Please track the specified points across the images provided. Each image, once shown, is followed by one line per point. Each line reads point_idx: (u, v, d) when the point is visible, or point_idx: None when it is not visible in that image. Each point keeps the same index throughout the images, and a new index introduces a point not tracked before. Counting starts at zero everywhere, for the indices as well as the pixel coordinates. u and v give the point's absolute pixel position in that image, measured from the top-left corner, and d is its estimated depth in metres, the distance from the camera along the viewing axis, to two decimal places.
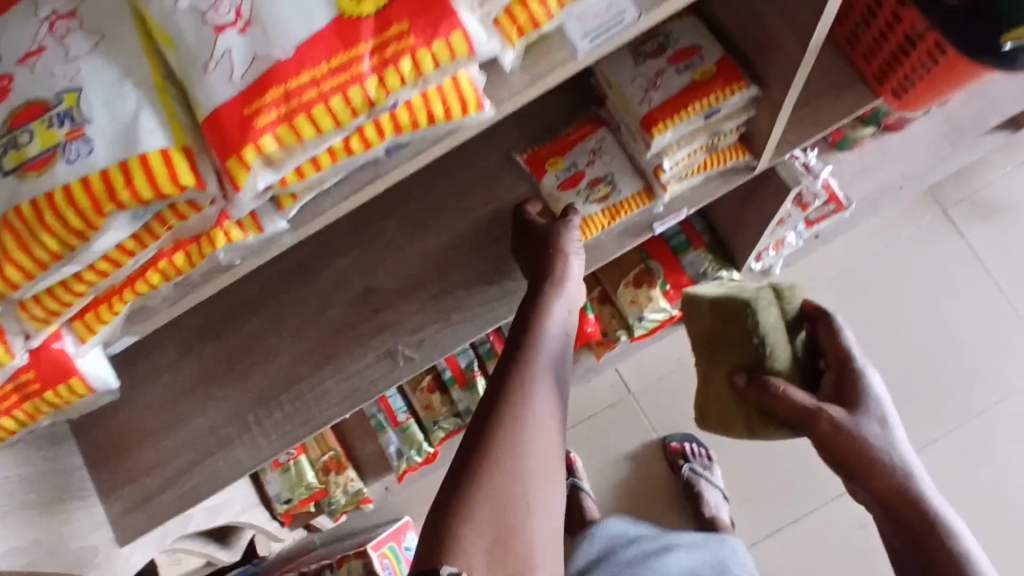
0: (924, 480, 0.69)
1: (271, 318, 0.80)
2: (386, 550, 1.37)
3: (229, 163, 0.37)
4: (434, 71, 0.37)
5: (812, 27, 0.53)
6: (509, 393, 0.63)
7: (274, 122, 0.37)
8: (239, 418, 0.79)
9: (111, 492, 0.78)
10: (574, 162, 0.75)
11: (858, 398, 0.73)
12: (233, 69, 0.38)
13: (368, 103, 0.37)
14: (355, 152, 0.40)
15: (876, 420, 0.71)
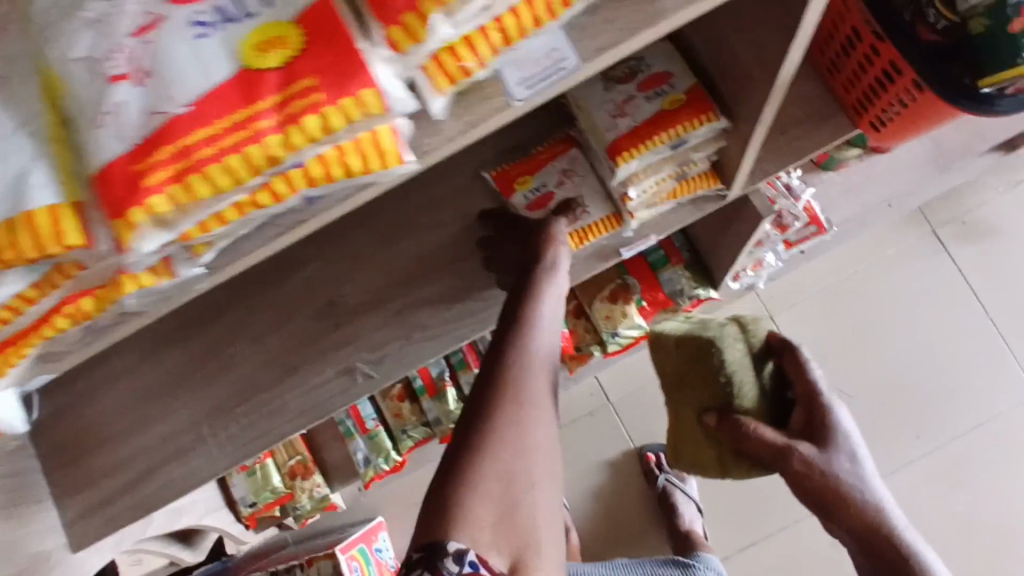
0: (895, 512, 0.70)
1: (231, 327, 0.77)
2: (355, 552, 1.34)
3: (112, 225, 0.32)
4: (345, 128, 0.32)
5: (781, 63, 0.51)
6: (508, 368, 0.59)
7: (163, 182, 0.32)
8: (194, 428, 0.76)
9: (64, 497, 0.76)
10: (542, 184, 0.73)
11: (828, 433, 0.71)
12: (122, 121, 0.33)
13: (269, 162, 0.32)
14: (264, 207, 0.35)
15: (847, 455, 0.70)
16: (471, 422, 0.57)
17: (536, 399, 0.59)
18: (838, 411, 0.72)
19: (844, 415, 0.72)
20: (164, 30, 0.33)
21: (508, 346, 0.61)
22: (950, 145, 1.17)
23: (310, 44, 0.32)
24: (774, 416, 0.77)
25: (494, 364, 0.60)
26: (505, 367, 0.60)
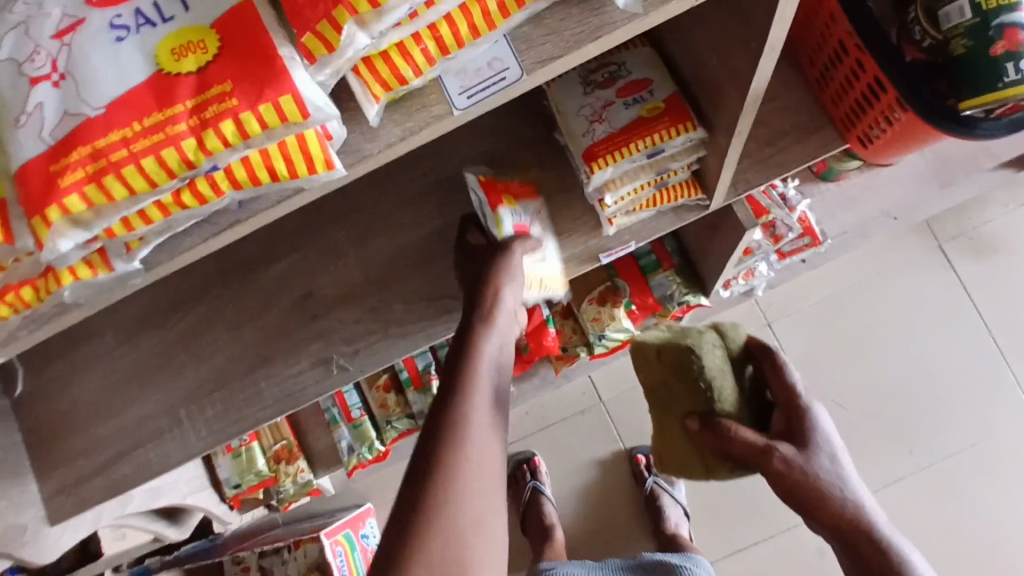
0: (876, 514, 0.69)
1: (210, 314, 0.78)
2: (340, 538, 1.35)
3: (32, 221, 0.34)
4: (261, 134, 0.34)
5: (748, 77, 0.50)
6: (450, 421, 0.57)
7: (81, 181, 0.34)
8: (171, 412, 0.77)
9: (43, 473, 0.77)
10: (524, 211, 0.70)
11: (808, 435, 0.71)
12: (44, 124, 0.35)
13: (185, 165, 0.34)
14: (189, 207, 0.36)
15: (826, 458, 0.70)
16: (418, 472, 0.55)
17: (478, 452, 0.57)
18: (817, 415, 0.72)
19: (822, 419, 0.73)
20: (82, 31, 0.36)
21: (452, 400, 0.59)
22: (954, 160, 1.15)
23: (225, 53, 0.34)
24: (755, 418, 0.76)
25: (439, 416, 0.58)
26: (450, 419, 0.58)
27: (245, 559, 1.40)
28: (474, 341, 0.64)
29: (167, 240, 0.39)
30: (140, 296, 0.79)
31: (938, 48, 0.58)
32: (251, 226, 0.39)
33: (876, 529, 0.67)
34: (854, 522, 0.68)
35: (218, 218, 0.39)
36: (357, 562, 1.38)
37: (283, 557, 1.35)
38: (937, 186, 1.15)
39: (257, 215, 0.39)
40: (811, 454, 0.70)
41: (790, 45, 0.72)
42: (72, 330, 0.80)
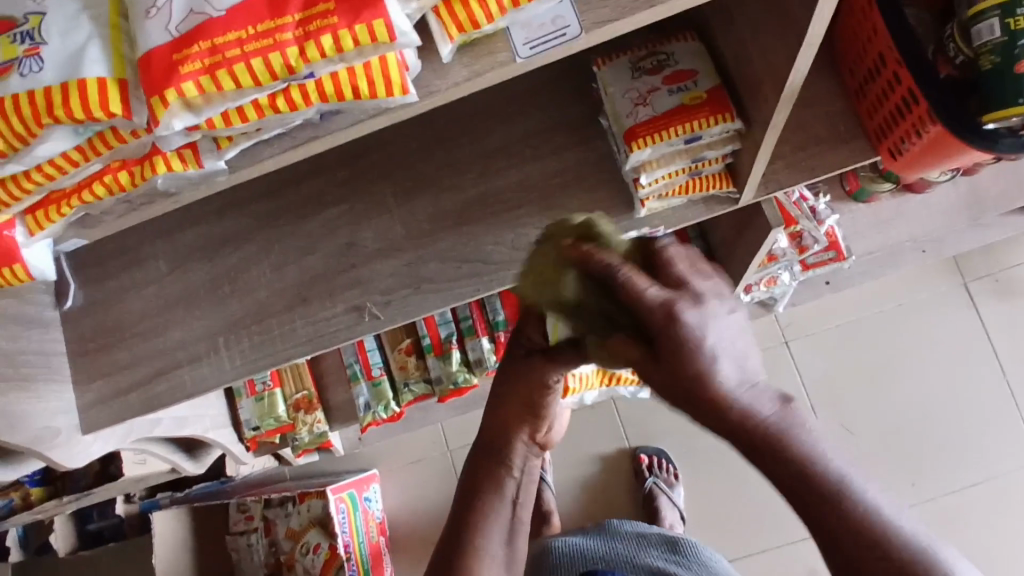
0: (807, 432, 0.42)
1: (257, 251, 0.83)
2: (344, 495, 1.40)
3: (150, 100, 0.40)
4: (354, 51, 0.39)
5: (787, 71, 0.55)
6: (474, 516, 0.67)
7: (197, 72, 0.39)
8: (210, 338, 0.82)
9: (86, 382, 0.83)
10: None
11: (677, 353, 0.43)
12: (170, 18, 0.40)
13: (287, 69, 0.39)
14: (281, 111, 0.42)
15: (704, 376, 0.42)
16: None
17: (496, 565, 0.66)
18: (693, 320, 0.43)
19: (713, 320, 0.43)
20: None
21: (472, 516, 0.68)
22: (986, 195, 1.16)
23: None
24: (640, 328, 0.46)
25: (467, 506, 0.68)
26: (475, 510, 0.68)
27: (250, 508, 1.46)
28: (498, 461, 0.70)
29: (254, 142, 0.45)
30: (194, 228, 0.85)
31: (970, 64, 0.63)
32: (325, 144, 0.46)
33: (789, 451, 0.41)
34: (762, 450, 0.42)
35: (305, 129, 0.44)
36: (358, 522, 1.43)
37: (287, 510, 1.42)
38: (968, 219, 1.17)
39: (338, 130, 0.44)
40: (680, 381, 0.43)
41: (834, 59, 0.75)
42: (125, 254, 0.86)
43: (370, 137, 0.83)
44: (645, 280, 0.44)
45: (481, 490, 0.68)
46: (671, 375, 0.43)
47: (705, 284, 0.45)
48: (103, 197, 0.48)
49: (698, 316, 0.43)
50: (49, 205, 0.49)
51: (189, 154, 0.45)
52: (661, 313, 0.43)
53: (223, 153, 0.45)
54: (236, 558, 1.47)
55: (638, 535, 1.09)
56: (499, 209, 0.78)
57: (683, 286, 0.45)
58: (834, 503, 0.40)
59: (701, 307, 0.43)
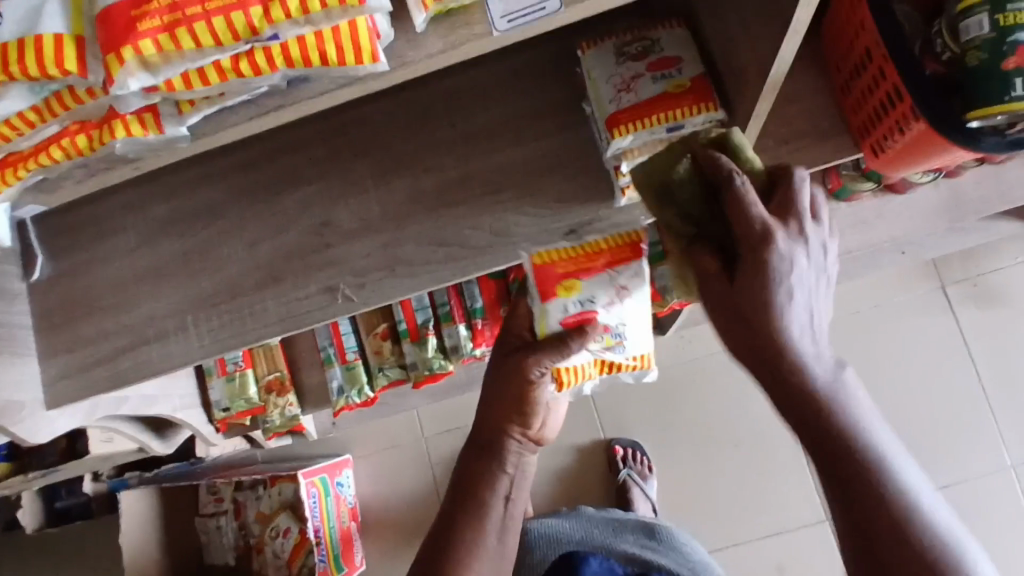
0: (850, 395, 0.51)
1: (230, 228, 0.81)
2: (316, 480, 1.38)
3: (106, 57, 0.38)
4: (320, 13, 0.38)
5: (770, 61, 0.54)
6: (470, 506, 0.75)
7: (156, 29, 0.38)
8: (178, 315, 0.80)
9: (50, 356, 0.81)
10: (590, 296, 0.75)
11: (761, 278, 0.50)
12: None
13: (250, 29, 0.38)
14: (244, 75, 0.40)
15: (776, 310, 0.50)
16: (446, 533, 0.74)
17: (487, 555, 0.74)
18: (786, 253, 0.50)
19: (801, 261, 0.51)
20: None
21: (466, 517, 0.75)
22: (968, 198, 1.17)
23: None
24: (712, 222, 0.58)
25: (465, 511, 0.75)
26: (472, 507, 0.75)
27: (220, 490, 1.45)
28: (494, 455, 0.77)
29: (217, 108, 0.44)
30: (166, 201, 0.83)
31: (956, 61, 0.61)
32: (291, 114, 0.45)
33: (835, 409, 0.50)
34: (809, 409, 0.51)
35: (270, 96, 0.43)
36: (329, 507, 1.41)
37: (258, 493, 1.42)
38: (948, 222, 1.17)
39: (304, 98, 0.43)
40: (750, 308, 0.51)
41: (820, 55, 0.75)
42: (96, 225, 0.84)
43: (350, 114, 0.82)
44: (755, 199, 0.52)
45: (477, 477, 0.77)
46: (753, 295, 0.51)
47: (810, 218, 0.53)
48: (61, 161, 0.46)
49: (788, 250, 0.51)
50: (5, 168, 0.47)
51: (149, 118, 0.44)
52: (760, 239, 0.51)
53: (184, 118, 0.44)
54: (205, 542, 1.47)
55: (615, 520, 1.09)
56: (478, 193, 0.77)
57: (790, 218, 0.53)
58: (863, 472, 0.50)
59: (794, 242, 0.51)
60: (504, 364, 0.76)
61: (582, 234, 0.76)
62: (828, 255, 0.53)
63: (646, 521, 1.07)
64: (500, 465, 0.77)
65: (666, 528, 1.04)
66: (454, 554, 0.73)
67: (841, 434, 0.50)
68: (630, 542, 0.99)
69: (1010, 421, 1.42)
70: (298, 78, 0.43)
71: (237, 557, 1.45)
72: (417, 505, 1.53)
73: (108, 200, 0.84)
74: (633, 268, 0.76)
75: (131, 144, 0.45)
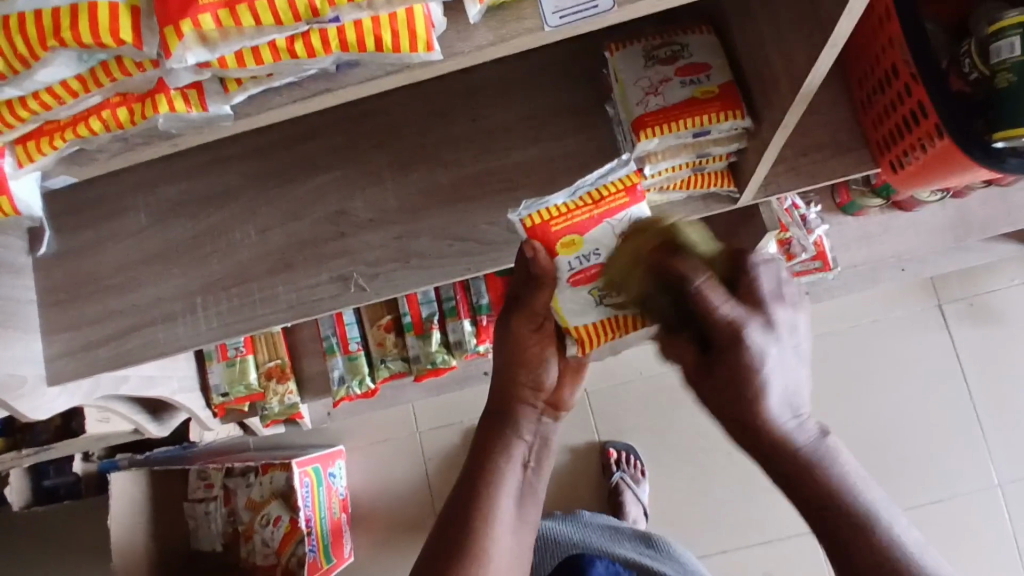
0: (842, 463, 0.48)
1: (242, 212, 0.81)
2: (309, 469, 1.37)
3: (164, 30, 0.38)
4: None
5: (805, 72, 0.54)
6: (487, 467, 0.67)
7: (216, 4, 0.38)
8: (187, 297, 0.80)
9: (53, 333, 0.80)
10: (594, 249, 0.64)
11: (739, 376, 0.48)
12: None
13: (311, 10, 0.38)
14: (299, 56, 0.41)
15: (758, 399, 0.48)
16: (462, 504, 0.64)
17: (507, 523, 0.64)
18: (755, 347, 0.47)
19: (775, 348, 0.48)
20: None
21: (480, 479, 0.66)
22: (973, 218, 1.18)
23: None
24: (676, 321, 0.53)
25: (478, 473, 0.67)
26: (486, 467, 0.67)
27: (210, 475, 1.44)
28: (507, 426, 0.70)
29: (264, 89, 0.44)
30: (178, 181, 0.82)
31: (983, 81, 0.65)
32: (336, 98, 0.45)
33: (825, 484, 0.47)
34: (799, 481, 0.48)
35: (318, 80, 0.44)
36: (320, 497, 1.40)
37: (249, 480, 1.41)
38: (951, 240, 1.18)
39: (353, 83, 0.44)
40: (731, 404, 0.49)
41: (844, 69, 0.76)
42: (105, 203, 0.83)
43: (369, 104, 0.81)
44: (717, 299, 0.48)
45: (491, 440, 0.69)
46: (732, 391, 0.48)
47: (777, 303, 0.50)
48: (100, 133, 0.46)
49: (762, 344, 0.48)
50: (41, 137, 0.47)
51: (194, 95, 0.44)
52: (732, 338, 0.48)
53: (229, 97, 0.44)
54: (192, 527, 1.45)
55: (611, 528, 1.09)
56: (495, 189, 0.77)
57: (758, 308, 0.49)
58: (860, 541, 0.46)
59: (766, 333, 0.48)
60: (524, 308, 0.67)
61: (577, 186, 0.65)
62: (801, 335, 0.50)
63: (643, 531, 1.07)
64: (515, 435, 0.70)
65: (663, 540, 1.03)
66: (476, 515, 0.63)
67: (828, 502, 0.47)
68: (626, 549, 0.99)
69: (1001, 441, 1.43)
70: (347, 63, 0.43)
71: (225, 544, 1.45)
72: (408, 500, 1.53)
73: (118, 179, 0.84)
74: (632, 214, 0.64)
75: (173, 119, 0.45)
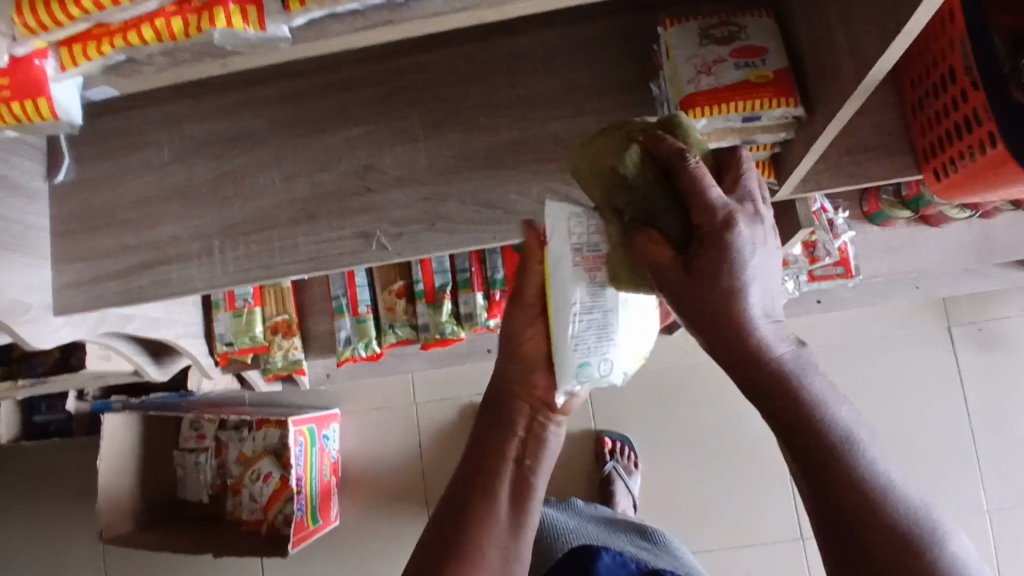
0: (818, 377, 0.46)
1: (268, 158, 0.79)
2: (305, 429, 1.34)
3: None
4: None
5: (871, 62, 0.52)
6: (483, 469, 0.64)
7: None
8: (204, 240, 0.78)
9: (65, 262, 0.79)
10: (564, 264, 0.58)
11: (721, 260, 0.44)
12: None
13: None
14: None
15: (734, 294, 0.44)
16: (457, 517, 0.62)
17: (495, 530, 0.62)
18: (749, 237, 0.44)
19: (762, 244, 0.45)
20: None
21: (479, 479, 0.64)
22: (997, 241, 1.17)
23: None
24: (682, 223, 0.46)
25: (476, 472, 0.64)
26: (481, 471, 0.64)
27: (203, 427, 1.44)
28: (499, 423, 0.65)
29: (326, 13, 0.44)
30: (204, 121, 0.80)
31: None
32: (396, 30, 0.46)
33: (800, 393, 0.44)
34: (783, 397, 0.45)
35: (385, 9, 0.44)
36: (313, 458, 1.38)
37: (242, 435, 1.41)
38: (975, 258, 1.17)
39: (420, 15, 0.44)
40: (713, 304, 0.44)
41: (896, 68, 0.75)
42: (127, 135, 0.81)
43: (406, 60, 0.78)
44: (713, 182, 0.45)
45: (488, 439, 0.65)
46: (704, 286, 0.44)
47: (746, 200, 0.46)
48: (151, 42, 0.45)
49: (752, 234, 0.44)
50: (89, 40, 0.45)
51: (252, 12, 0.44)
52: (720, 226, 0.44)
53: (290, 16, 0.44)
54: (181, 476, 1.46)
55: (608, 519, 1.09)
56: (530, 158, 0.75)
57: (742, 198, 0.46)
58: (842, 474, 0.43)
59: (757, 227, 0.45)
60: (520, 304, 0.61)
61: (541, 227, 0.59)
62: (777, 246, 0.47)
63: (649, 528, 1.05)
64: (507, 431, 0.65)
65: (668, 542, 1.01)
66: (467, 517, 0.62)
67: (800, 415, 0.44)
68: (626, 542, 0.97)
69: (995, 465, 1.43)
70: None
71: (212, 496, 1.45)
72: (399, 471, 1.52)
73: (144, 110, 0.81)
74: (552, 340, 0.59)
75: (229, 37, 0.45)
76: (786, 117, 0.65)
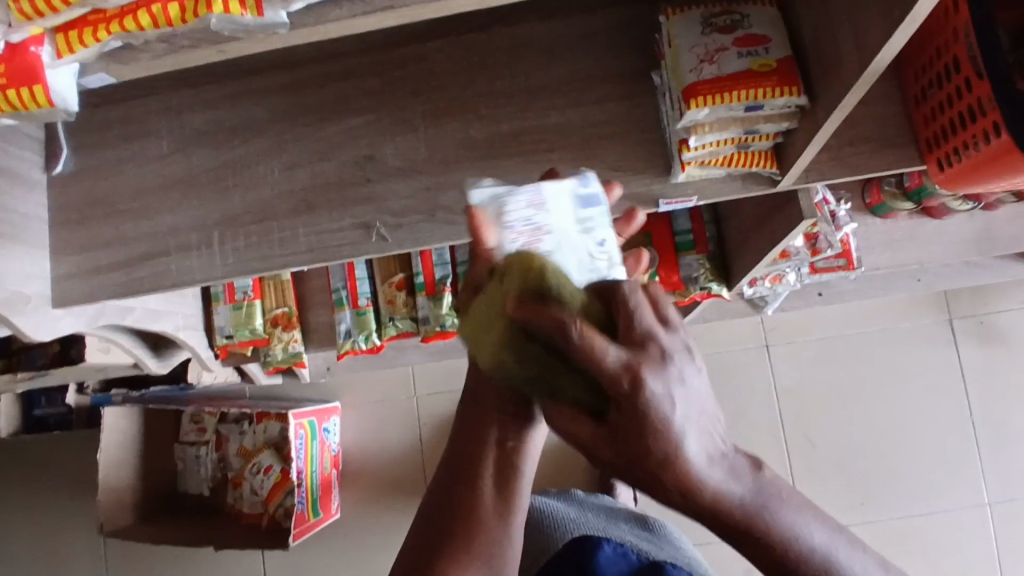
0: (779, 496, 0.42)
1: (268, 148, 0.78)
2: (305, 422, 1.34)
3: None
4: None
5: (874, 52, 0.52)
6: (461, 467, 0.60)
7: None
8: (203, 230, 0.78)
9: (64, 252, 0.78)
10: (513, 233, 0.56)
11: (641, 435, 0.38)
12: None
13: None
14: None
15: (671, 461, 0.38)
16: (442, 515, 0.59)
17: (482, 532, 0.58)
18: (661, 396, 0.38)
19: (681, 390, 0.38)
20: None
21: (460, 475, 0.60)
22: (999, 233, 1.16)
23: None
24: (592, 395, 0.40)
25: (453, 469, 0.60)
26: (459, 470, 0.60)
27: (203, 420, 1.43)
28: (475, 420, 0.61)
29: None
30: (203, 110, 0.79)
31: None
32: (395, 15, 0.45)
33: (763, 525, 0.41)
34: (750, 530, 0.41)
35: None
36: (314, 451, 1.38)
37: (242, 428, 1.41)
38: (977, 250, 1.17)
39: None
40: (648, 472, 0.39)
41: (900, 57, 0.75)
42: (127, 125, 0.80)
43: (407, 49, 0.78)
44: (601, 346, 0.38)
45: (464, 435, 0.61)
46: (633, 458, 0.39)
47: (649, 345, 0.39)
48: (147, 28, 0.44)
49: (667, 389, 0.38)
50: (86, 27, 0.45)
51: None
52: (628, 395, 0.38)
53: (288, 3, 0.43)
54: (181, 468, 1.46)
55: (607, 509, 1.09)
56: (531, 148, 0.75)
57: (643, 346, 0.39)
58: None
59: (668, 374, 0.38)
60: None
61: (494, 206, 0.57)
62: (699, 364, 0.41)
63: (649, 520, 1.05)
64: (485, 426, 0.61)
65: (669, 533, 1.01)
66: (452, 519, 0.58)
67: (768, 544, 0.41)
68: (625, 532, 0.97)
69: (995, 458, 1.43)
70: None
71: (212, 489, 1.45)
72: (399, 464, 1.52)
73: (142, 99, 0.81)
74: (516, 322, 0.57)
75: (227, 23, 0.44)
76: (789, 105, 0.64)
